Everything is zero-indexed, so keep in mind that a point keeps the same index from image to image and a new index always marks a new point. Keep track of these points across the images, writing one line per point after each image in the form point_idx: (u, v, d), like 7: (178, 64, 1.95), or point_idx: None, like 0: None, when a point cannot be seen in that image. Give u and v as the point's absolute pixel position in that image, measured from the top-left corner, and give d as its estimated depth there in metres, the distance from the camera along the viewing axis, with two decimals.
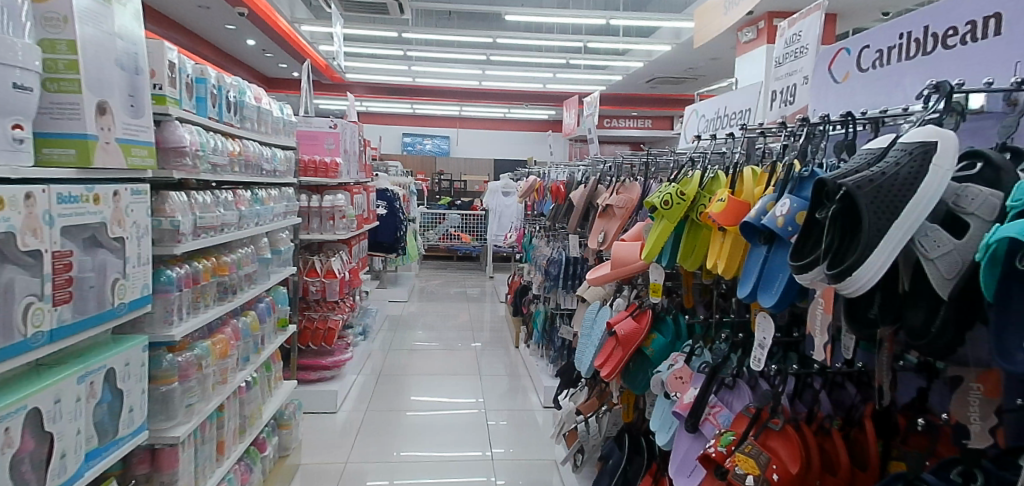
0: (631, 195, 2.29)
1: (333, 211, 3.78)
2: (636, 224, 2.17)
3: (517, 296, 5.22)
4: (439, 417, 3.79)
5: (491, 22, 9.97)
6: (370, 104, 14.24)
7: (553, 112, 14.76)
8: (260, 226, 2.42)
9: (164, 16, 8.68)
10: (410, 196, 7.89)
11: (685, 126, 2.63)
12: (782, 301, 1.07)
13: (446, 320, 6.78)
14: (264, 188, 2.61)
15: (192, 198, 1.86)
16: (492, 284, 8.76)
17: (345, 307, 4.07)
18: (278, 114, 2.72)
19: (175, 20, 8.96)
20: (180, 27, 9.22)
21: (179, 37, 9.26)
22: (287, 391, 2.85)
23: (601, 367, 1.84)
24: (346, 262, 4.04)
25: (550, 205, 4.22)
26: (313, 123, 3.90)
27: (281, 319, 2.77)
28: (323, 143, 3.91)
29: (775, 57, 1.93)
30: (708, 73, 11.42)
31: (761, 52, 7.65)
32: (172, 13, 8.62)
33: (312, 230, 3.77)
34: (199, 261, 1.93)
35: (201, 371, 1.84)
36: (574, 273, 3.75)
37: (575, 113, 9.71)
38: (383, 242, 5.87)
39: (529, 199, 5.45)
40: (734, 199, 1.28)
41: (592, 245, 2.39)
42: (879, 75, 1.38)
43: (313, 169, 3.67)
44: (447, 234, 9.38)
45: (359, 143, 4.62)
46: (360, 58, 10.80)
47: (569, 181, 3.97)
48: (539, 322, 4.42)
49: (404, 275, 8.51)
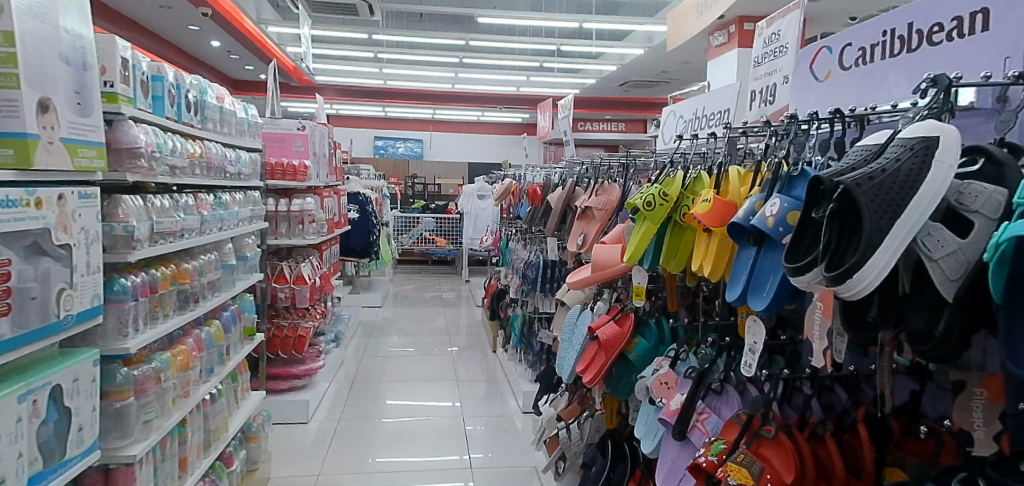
0: (610, 196, 2.25)
1: (302, 215, 3.66)
2: (616, 226, 2.13)
3: (494, 300, 5.16)
4: (416, 424, 3.69)
5: (464, 25, 9.91)
6: (341, 107, 14.00)
7: (527, 115, 14.78)
8: (223, 231, 2.31)
9: (123, 16, 8.37)
10: (383, 200, 7.75)
11: (662, 128, 2.61)
12: (774, 304, 1.03)
13: (422, 325, 6.67)
14: (228, 192, 2.50)
15: (148, 202, 1.74)
16: (468, 288, 8.68)
17: (317, 314, 3.93)
18: (243, 115, 2.61)
19: (135, 20, 8.65)
20: (140, 27, 8.90)
21: (139, 38, 8.95)
22: (256, 402, 2.72)
23: (583, 372, 1.80)
24: (317, 268, 3.91)
25: (526, 207, 4.17)
26: (280, 125, 3.77)
27: (248, 328, 2.64)
28: (291, 146, 3.79)
29: (754, 56, 1.92)
30: (679, 77, 11.60)
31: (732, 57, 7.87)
32: (132, 13, 8.34)
33: (281, 234, 3.64)
34: (157, 269, 1.81)
35: (159, 384, 1.70)
36: (552, 276, 3.72)
37: (549, 116, 9.73)
38: (356, 247, 5.74)
39: (505, 202, 5.40)
40: (720, 198, 1.25)
41: (572, 247, 2.34)
42: (862, 73, 1.38)
43: (281, 172, 3.55)
44: (422, 238, 9.26)
45: (330, 145, 4.51)
46: (331, 60, 10.62)
47: (546, 183, 3.92)
48: (517, 326, 4.37)
49: (377, 280, 8.35)
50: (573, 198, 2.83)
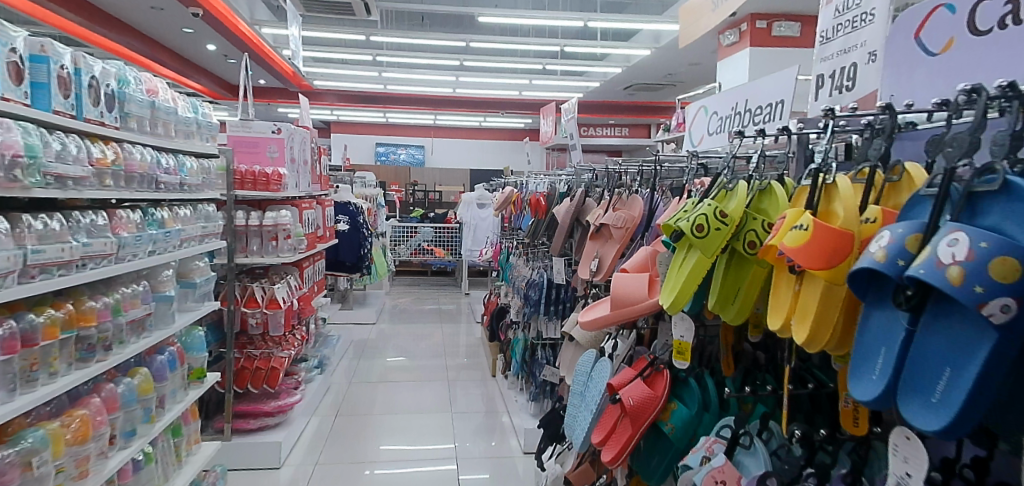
0: (632, 212, 1.82)
1: (276, 231, 3.20)
2: (640, 249, 1.69)
3: (493, 320, 4.72)
4: (406, 467, 3.22)
5: (465, 26, 9.54)
6: (340, 113, 13.61)
7: (529, 121, 14.40)
8: (156, 255, 1.86)
9: (117, 20, 8.05)
10: (378, 210, 7.32)
11: (690, 127, 2.19)
12: (957, 424, 0.59)
13: (417, 344, 6.21)
14: (170, 207, 2.06)
15: (19, 226, 1.27)
16: (468, 301, 8.24)
17: (295, 341, 3.48)
18: (191, 114, 2.15)
19: (130, 25, 8.33)
20: (135, 32, 8.58)
21: (133, 42, 8.63)
22: (206, 459, 2.25)
23: (601, 446, 1.36)
24: (295, 289, 3.45)
25: (529, 219, 3.73)
26: (252, 128, 3.29)
27: (197, 369, 2.19)
28: (264, 151, 3.30)
29: (822, 30, 1.48)
30: (687, 79, 11.22)
31: (744, 56, 7.47)
32: (125, 16, 7.98)
33: (251, 252, 3.20)
34: (41, 312, 1.36)
35: (30, 472, 1.23)
36: (557, 297, 3.30)
37: (553, 120, 9.35)
38: (346, 261, 5.32)
39: (506, 212, 4.97)
40: (820, 223, 0.81)
41: (584, 274, 1.89)
42: (1010, 37, 0.94)
43: (252, 181, 3.13)
44: (420, 248, 8.83)
45: (313, 151, 4.07)
46: (329, 64, 10.25)
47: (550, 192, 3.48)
48: (518, 351, 3.92)
49: (373, 293, 7.91)
50: (583, 213, 2.38)
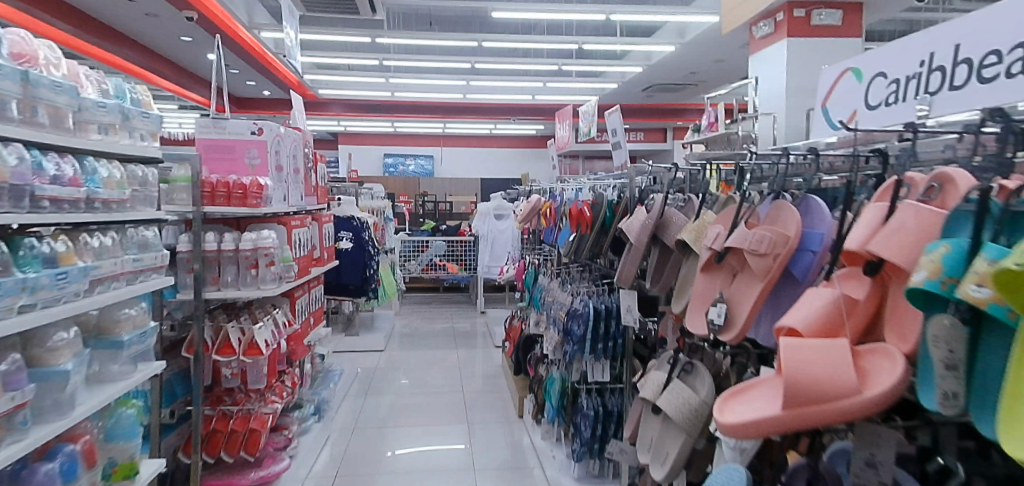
0: (782, 230, 1.15)
1: (255, 256, 2.49)
2: (813, 293, 1.01)
3: (520, 351, 4.06)
4: None
5: (476, 26, 8.92)
6: (347, 124, 13.07)
7: (541, 127, 13.80)
8: (34, 312, 1.14)
9: (112, 29, 7.45)
10: (386, 225, 6.67)
11: (836, 96, 1.52)
12: None
13: (430, 373, 5.53)
14: (72, 236, 1.37)
15: None
16: (484, 321, 7.57)
17: (284, 391, 2.82)
18: (110, 99, 1.45)
19: (128, 35, 7.75)
20: (132, 42, 7.98)
21: (132, 55, 8.03)
22: None
23: None
24: (284, 326, 2.82)
25: (566, 234, 3.04)
26: (225, 127, 2.58)
27: (121, 467, 1.49)
28: (242, 157, 2.60)
29: None
30: (709, 78, 10.56)
31: (779, 49, 6.79)
32: (123, 26, 7.39)
33: (225, 284, 2.49)
34: None
35: None
36: (606, 332, 2.72)
37: (569, 125, 8.69)
38: (349, 285, 4.69)
39: (531, 224, 4.32)
40: None
41: (700, 330, 1.22)
42: None
43: (225, 194, 2.43)
44: (431, 264, 8.17)
45: (308, 158, 3.40)
46: (332, 71, 9.66)
47: (596, 200, 2.80)
48: (553, 394, 3.24)
49: (382, 315, 7.26)
50: (665, 231, 1.68)
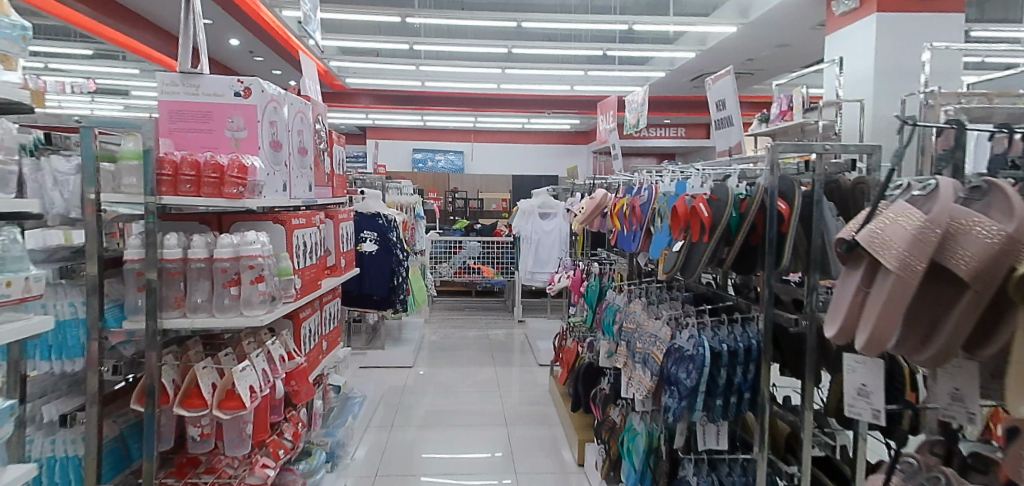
0: None
1: (236, 268, 1.76)
2: None
3: (584, 382, 3.30)
4: None
5: (514, 7, 8.09)
6: (376, 116, 12.43)
7: (578, 121, 12.96)
8: None
9: (137, 15, 6.75)
10: (416, 224, 5.97)
11: None
12: None
13: (464, 395, 4.79)
14: None
15: None
16: (522, 332, 6.80)
17: (282, 448, 2.10)
18: None
19: (159, 24, 7.18)
20: (164, 33, 7.44)
21: (162, 45, 7.48)
22: None
23: None
24: (281, 360, 2.10)
25: (661, 237, 2.17)
26: (198, 86, 1.85)
27: None
28: (222, 127, 1.88)
29: None
30: (768, 67, 9.54)
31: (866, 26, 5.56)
32: (150, 11, 6.71)
33: (192, 308, 1.76)
34: None
35: None
36: (726, 381, 1.92)
37: (610, 117, 7.53)
38: (374, 296, 4.01)
39: (591, 225, 3.44)
40: None
41: None
42: None
43: (191, 178, 1.71)
44: (464, 267, 7.42)
45: (320, 139, 2.67)
46: (361, 57, 8.96)
47: (715, 191, 1.93)
48: (634, 453, 2.43)
49: (410, 324, 6.56)
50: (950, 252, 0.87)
